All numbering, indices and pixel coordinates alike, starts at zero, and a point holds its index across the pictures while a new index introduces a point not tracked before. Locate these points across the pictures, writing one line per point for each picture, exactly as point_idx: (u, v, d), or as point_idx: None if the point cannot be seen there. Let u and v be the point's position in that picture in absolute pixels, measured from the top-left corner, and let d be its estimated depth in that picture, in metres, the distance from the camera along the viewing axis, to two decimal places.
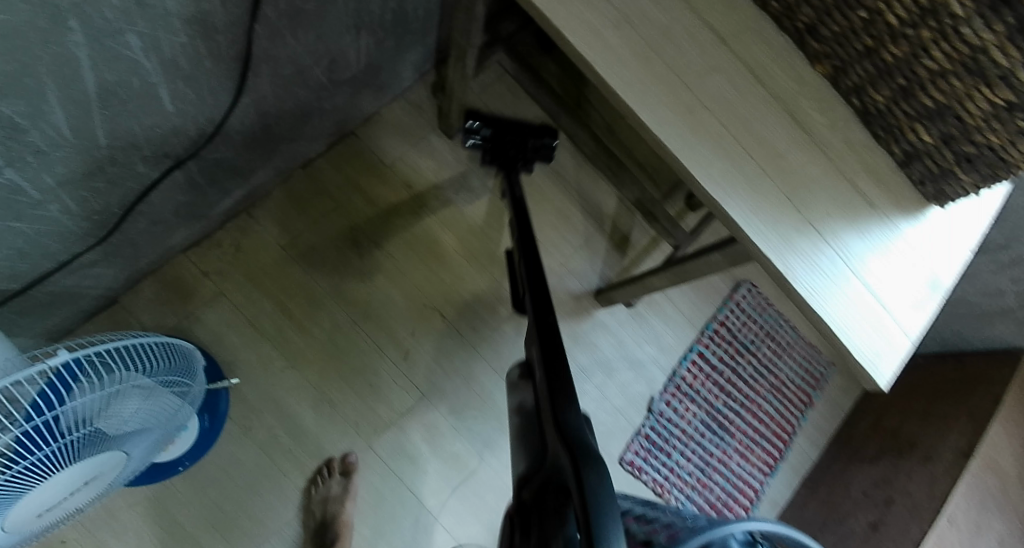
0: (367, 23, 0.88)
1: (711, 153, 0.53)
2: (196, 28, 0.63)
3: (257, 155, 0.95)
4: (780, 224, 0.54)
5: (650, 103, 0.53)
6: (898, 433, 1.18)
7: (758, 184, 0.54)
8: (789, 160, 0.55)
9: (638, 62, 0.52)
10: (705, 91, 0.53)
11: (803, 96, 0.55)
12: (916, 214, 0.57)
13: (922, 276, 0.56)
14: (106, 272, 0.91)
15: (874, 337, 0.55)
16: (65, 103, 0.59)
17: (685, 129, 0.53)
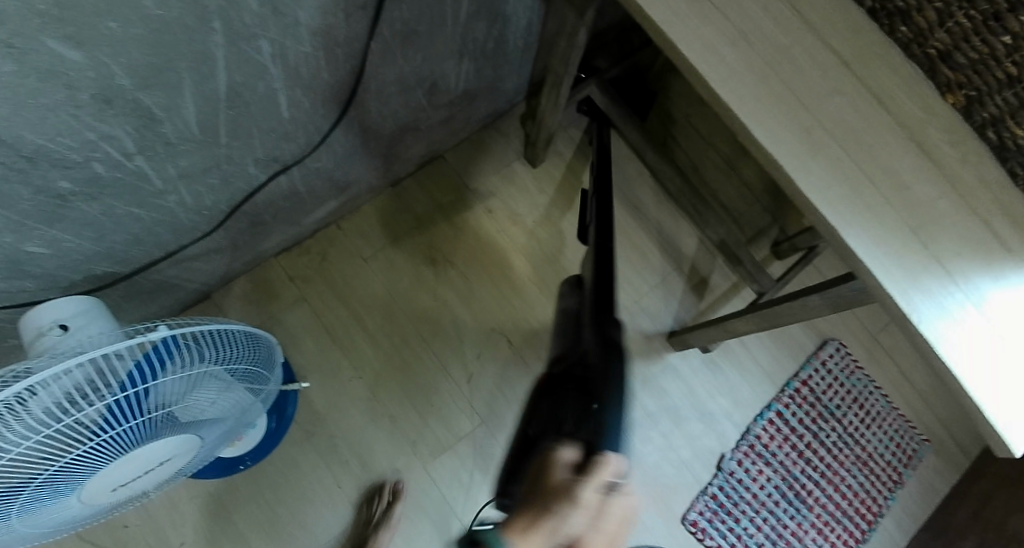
0: (472, 50, 0.91)
1: (829, 175, 0.51)
2: (319, 39, 0.67)
3: (353, 168, 0.99)
4: (903, 259, 0.50)
5: (765, 120, 0.52)
6: (1004, 526, 1.05)
7: (880, 213, 0.51)
8: (914, 192, 0.52)
9: (757, 81, 0.52)
10: (826, 113, 0.52)
11: (933, 126, 0.53)
12: None
13: None
14: (206, 266, 0.97)
15: (1005, 392, 0.49)
16: (196, 100, 0.64)
17: (802, 150, 0.52)
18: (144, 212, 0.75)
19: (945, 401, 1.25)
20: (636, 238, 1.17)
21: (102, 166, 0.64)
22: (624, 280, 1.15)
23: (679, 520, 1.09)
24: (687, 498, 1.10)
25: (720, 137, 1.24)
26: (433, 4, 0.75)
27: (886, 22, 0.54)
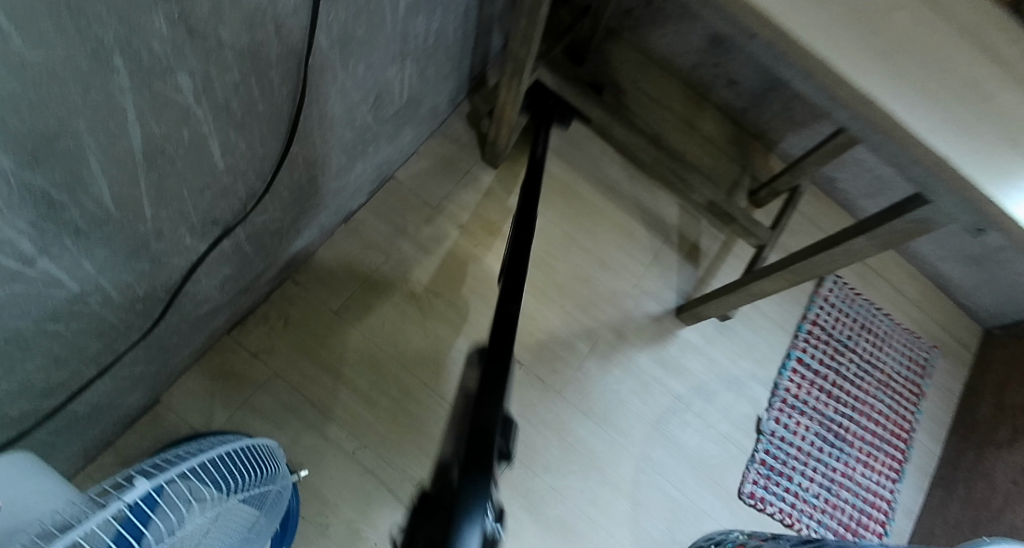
0: (412, 50, 0.79)
1: (926, 103, 0.41)
2: (248, 63, 0.54)
3: (301, 212, 0.84)
4: (1003, 167, 0.42)
5: (838, 51, 0.40)
6: None
7: (980, 131, 0.42)
8: (1002, 100, 0.43)
9: (817, 6, 0.41)
10: (897, 31, 0.42)
11: (988, 26, 0.45)
12: None
13: None
14: (150, 367, 0.79)
15: None
16: (107, 168, 0.48)
17: (890, 78, 0.41)
18: (63, 326, 0.58)
19: (936, 306, 1.27)
20: (618, 219, 1.10)
21: None
22: (617, 265, 1.08)
23: (737, 497, 1.02)
24: (738, 472, 1.04)
25: (670, 96, 1.18)
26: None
27: None
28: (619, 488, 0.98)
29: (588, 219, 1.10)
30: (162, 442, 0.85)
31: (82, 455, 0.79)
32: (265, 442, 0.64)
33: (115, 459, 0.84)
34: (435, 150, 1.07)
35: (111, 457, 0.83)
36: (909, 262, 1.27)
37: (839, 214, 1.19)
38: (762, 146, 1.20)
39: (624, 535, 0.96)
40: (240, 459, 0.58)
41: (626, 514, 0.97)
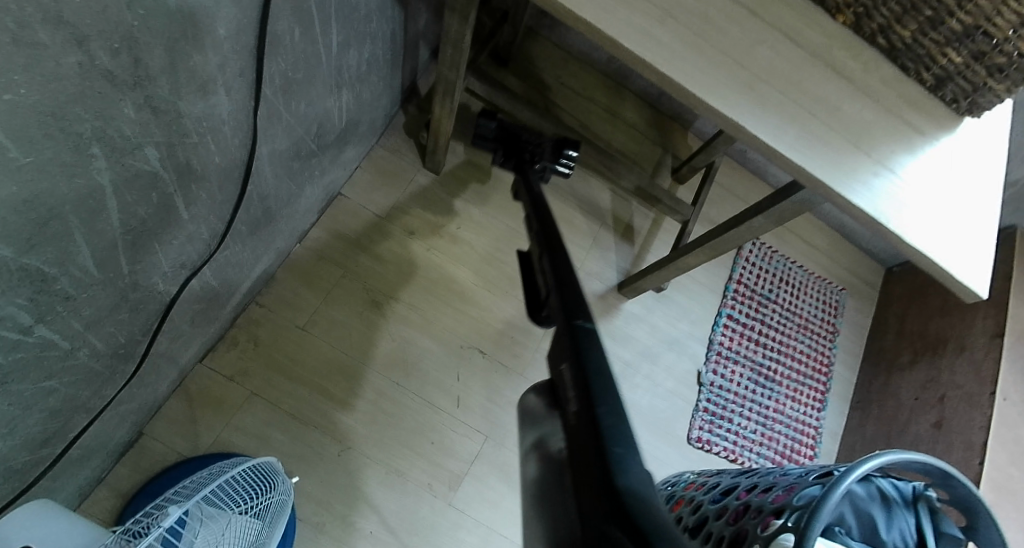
0: (347, 79, 0.85)
1: (782, 123, 0.56)
2: (205, 125, 0.59)
3: (259, 241, 0.89)
4: (844, 163, 0.57)
5: (715, 89, 0.54)
6: (925, 335, 1.25)
7: (828, 139, 0.57)
8: (846, 110, 0.58)
9: (695, 52, 0.54)
10: (759, 64, 0.56)
11: (836, 47, 0.59)
12: (952, 128, 0.61)
13: (968, 178, 0.60)
14: (133, 404, 0.83)
15: (948, 247, 0.57)
16: (89, 238, 0.53)
17: (753, 106, 0.55)
18: (57, 381, 0.62)
19: (842, 252, 1.43)
20: (556, 209, 1.20)
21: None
22: None
23: (687, 443, 1.15)
24: (686, 421, 1.17)
25: (592, 88, 1.27)
26: (304, 47, 0.69)
27: None
28: None
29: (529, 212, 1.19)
30: (151, 474, 0.89)
31: (77, 494, 0.83)
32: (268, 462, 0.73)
33: (108, 492, 0.87)
34: (378, 162, 1.13)
35: (104, 493, 0.87)
36: (816, 215, 1.42)
37: (752, 181, 1.32)
38: (679, 126, 1.32)
39: None
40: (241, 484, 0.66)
41: None
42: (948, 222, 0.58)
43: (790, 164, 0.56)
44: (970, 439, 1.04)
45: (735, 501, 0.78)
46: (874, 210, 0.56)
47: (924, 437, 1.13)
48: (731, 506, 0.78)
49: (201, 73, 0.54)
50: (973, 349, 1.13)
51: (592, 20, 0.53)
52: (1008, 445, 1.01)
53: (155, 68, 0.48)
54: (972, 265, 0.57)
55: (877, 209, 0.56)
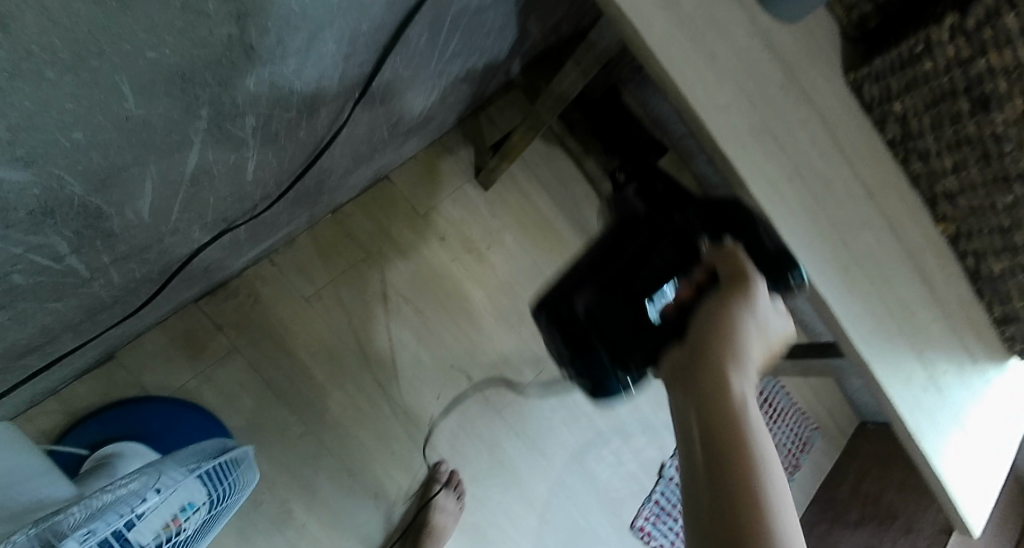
0: (442, 83, 0.82)
1: (864, 311, 0.57)
2: (307, 104, 0.56)
3: (299, 207, 0.85)
4: (902, 367, 0.58)
5: (817, 257, 0.56)
6: (879, 499, 1.28)
7: (897, 341, 0.58)
8: (920, 318, 0.60)
9: (809, 215, 0.55)
10: (858, 247, 0.57)
11: (929, 252, 0.61)
12: (1001, 362, 0.64)
13: (1001, 425, 0.62)
14: (120, 330, 0.79)
15: (968, 488, 0.59)
16: (157, 186, 0.50)
17: (844, 287, 0.57)
18: (63, 304, 0.58)
19: (827, 391, 1.46)
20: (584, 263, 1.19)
21: (23, 276, 0.47)
22: None
23: (628, 528, 1.16)
24: (634, 507, 1.17)
25: None
26: (423, 52, 0.66)
27: (900, 155, 0.59)
28: (532, 506, 1.09)
29: (559, 257, 1.18)
30: (111, 398, 0.86)
31: (31, 402, 0.78)
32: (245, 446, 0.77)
33: (60, 407, 0.83)
34: (431, 158, 1.10)
35: (56, 406, 0.83)
36: None
37: None
38: None
39: (527, 546, 1.07)
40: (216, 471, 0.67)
41: (533, 528, 1.08)
42: (979, 468, 0.60)
43: (855, 352, 0.57)
44: None
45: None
46: (921, 437, 0.58)
47: None
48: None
49: (328, 59, 0.51)
50: (918, 533, 1.17)
51: (730, 152, 0.53)
52: None
53: (292, 50, 0.46)
54: (979, 509, 0.60)
55: (922, 437, 0.58)
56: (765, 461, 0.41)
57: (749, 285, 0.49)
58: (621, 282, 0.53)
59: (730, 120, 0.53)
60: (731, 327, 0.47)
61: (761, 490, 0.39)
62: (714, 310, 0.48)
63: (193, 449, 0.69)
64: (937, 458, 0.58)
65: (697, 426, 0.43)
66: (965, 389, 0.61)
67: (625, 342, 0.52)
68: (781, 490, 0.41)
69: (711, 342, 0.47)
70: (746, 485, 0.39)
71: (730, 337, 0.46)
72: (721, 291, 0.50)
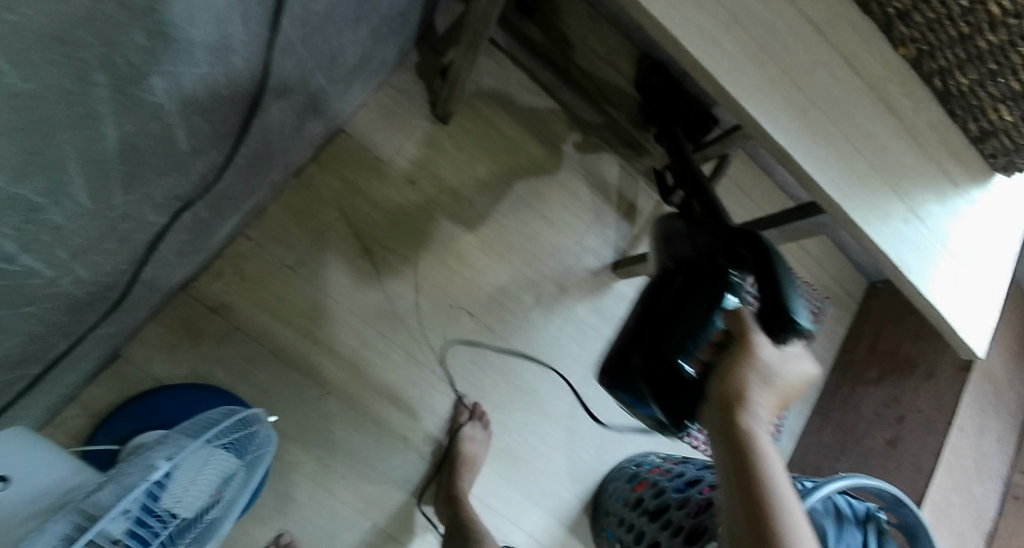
0: (366, 15, 0.79)
1: (827, 157, 0.53)
2: (217, 55, 0.54)
3: (256, 173, 0.84)
4: (878, 206, 0.55)
5: (769, 109, 0.50)
6: (897, 351, 1.30)
7: (867, 180, 0.55)
8: (890, 151, 0.56)
9: (754, 66, 0.50)
10: (814, 89, 0.52)
11: (892, 80, 0.57)
12: (983, 181, 0.61)
13: (990, 239, 0.61)
14: (110, 329, 0.79)
15: (962, 309, 0.58)
16: (84, 168, 0.49)
17: (801, 136, 0.52)
18: (36, 308, 0.58)
19: (828, 259, 1.46)
20: (565, 179, 1.18)
21: None
22: (561, 222, 1.17)
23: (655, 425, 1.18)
24: None
25: (613, 54, 1.25)
26: None
27: None
28: (558, 422, 1.11)
29: (537, 176, 1.16)
30: (126, 396, 0.88)
31: (48, 411, 0.81)
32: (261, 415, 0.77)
33: (81, 411, 0.86)
34: (386, 102, 1.07)
35: (76, 411, 0.85)
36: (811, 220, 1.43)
37: (760, 175, 1.30)
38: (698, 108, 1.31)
39: (561, 460, 1.10)
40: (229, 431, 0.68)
41: (563, 443, 1.11)
42: (974, 289, 0.59)
43: (827, 202, 0.54)
44: (919, 462, 1.13)
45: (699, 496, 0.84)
46: (909, 270, 0.56)
47: (878, 450, 1.20)
48: (693, 499, 0.85)
49: (219, 1, 0.49)
50: (941, 375, 1.20)
51: (656, 12, 0.48)
52: (954, 471, 1.12)
53: None
54: (977, 326, 0.59)
55: (910, 270, 0.56)
56: (782, 526, 0.47)
57: (749, 348, 0.53)
58: (659, 348, 0.62)
59: None
60: (734, 385, 0.52)
61: (782, 537, 0.47)
62: (720, 374, 0.54)
63: (218, 414, 0.69)
64: (924, 285, 0.57)
65: (728, 503, 0.50)
66: (951, 213, 0.59)
67: (676, 397, 0.62)
68: (794, 522, 0.48)
69: (719, 404, 0.53)
70: (758, 532, 0.47)
71: (738, 397, 0.52)
72: (727, 356, 0.54)
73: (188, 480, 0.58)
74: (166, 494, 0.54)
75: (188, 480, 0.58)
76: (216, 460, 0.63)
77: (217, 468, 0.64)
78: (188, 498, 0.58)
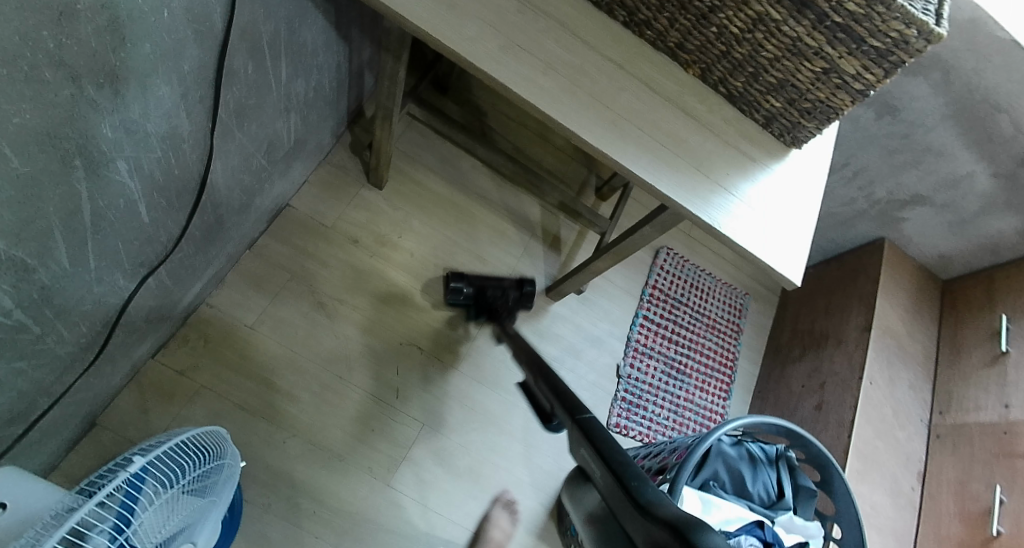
0: (295, 104, 0.96)
1: (638, 151, 0.70)
2: (168, 142, 0.70)
3: (210, 244, 0.98)
4: (688, 182, 0.72)
5: (585, 123, 0.68)
6: (812, 331, 1.45)
7: (676, 164, 0.72)
8: (691, 143, 0.73)
9: (568, 94, 0.68)
10: (619, 105, 0.71)
11: (687, 93, 0.76)
12: (780, 156, 0.79)
13: (793, 196, 0.78)
14: (87, 394, 0.90)
15: (775, 251, 0.74)
16: (66, 235, 0.63)
17: (615, 139, 0.69)
18: (27, 363, 0.70)
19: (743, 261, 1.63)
20: (492, 221, 1.34)
21: None
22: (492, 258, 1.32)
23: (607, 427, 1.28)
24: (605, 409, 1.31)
25: (522, 112, 1.45)
26: (256, 78, 0.80)
27: (636, 31, 0.74)
28: (513, 436, 1.21)
29: (465, 220, 1.32)
30: (105, 459, 0.97)
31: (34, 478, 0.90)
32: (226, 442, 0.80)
33: (62, 478, 0.94)
34: (324, 175, 1.23)
35: (60, 478, 0.94)
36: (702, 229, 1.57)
37: None
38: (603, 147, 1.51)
39: (520, 471, 1.19)
40: (183, 450, 0.69)
41: (521, 455, 1.20)
42: (781, 235, 0.75)
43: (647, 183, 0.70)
44: (841, 417, 1.25)
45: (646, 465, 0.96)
46: (728, 231, 0.72)
47: (808, 417, 1.32)
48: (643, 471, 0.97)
49: (167, 102, 0.65)
50: (847, 341, 1.34)
51: (486, 67, 0.66)
52: (873, 420, 1.23)
53: (130, 97, 0.60)
54: (790, 262, 0.74)
55: (729, 231, 0.72)
56: None
57: None
58: None
59: (478, 45, 0.66)
60: None
61: None
62: None
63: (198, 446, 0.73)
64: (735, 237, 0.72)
65: None
66: (751, 182, 0.76)
67: None
68: None
69: None
70: None
71: None
72: None
73: (155, 511, 0.61)
74: (140, 519, 0.57)
75: (156, 510, 0.61)
76: (181, 501, 0.67)
77: (178, 509, 0.66)
78: (155, 528, 0.60)
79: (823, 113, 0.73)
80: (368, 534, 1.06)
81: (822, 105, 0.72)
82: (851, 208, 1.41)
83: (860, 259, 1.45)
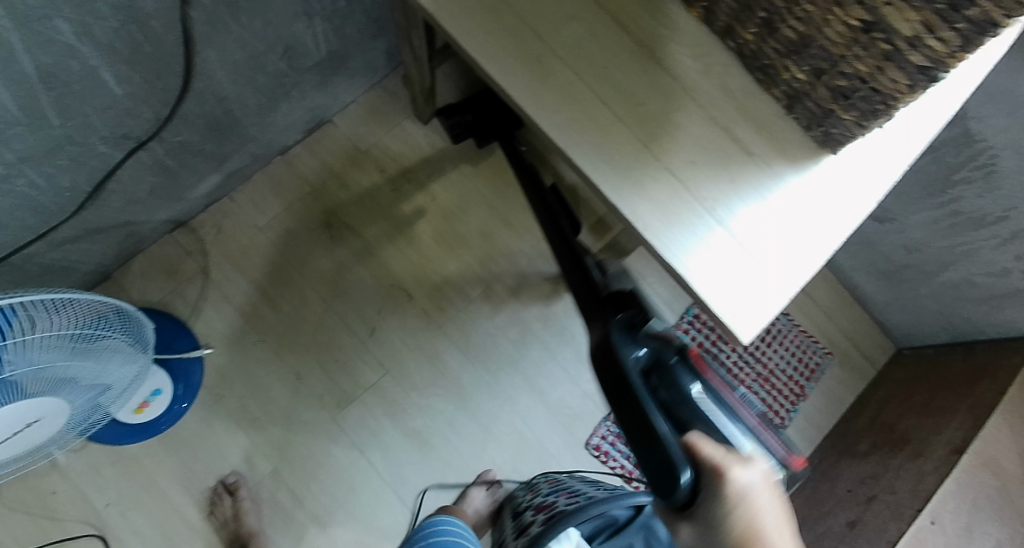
0: (317, 11, 0.92)
1: (559, 102, 0.57)
2: (126, 13, 0.69)
3: (220, 137, 1.00)
4: (624, 160, 0.56)
5: (499, 55, 0.58)
6: (894, 427, 1.12)
7: (612, 129, 0.57)
8: (650, 108, 0.57)
9: (491, 13, 0.58)
10: (559, 40, 0.58)
11: (675, 40, 0.58)
12: (804, 165, 0.57)
13: (801, 229, 0.55)
14: (89, 248, 0.99)
15: (733, 294, 0.54)
16: (9, 84, 0.65)
17: (534, 78, 0.57)
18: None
19: (841, 313, 1.32)
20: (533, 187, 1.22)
21: None
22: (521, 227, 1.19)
23: (582, 446, 1.13)
24: (590, 426, 1.14)
25: None
26: None
27: None
28: (478, 419, 1.12)
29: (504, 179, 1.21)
30: None
31: None
32: (142, 312, 0.86)
33: None
34: (374, 99, 1.21)
35: None
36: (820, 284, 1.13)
37: None
38: None
39: (473, 457, 1.10)
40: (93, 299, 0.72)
41: (479, 440, 1.11)
42: (751, 278, 0.54)
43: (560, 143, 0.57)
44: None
45: (561, 504, 0.81)
46: (687, 275, 0.54)
47: (835, 532, 1.02)
48: (554, 507, 0.82)
49: None
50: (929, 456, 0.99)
51: None
52: None
53: None
54: (749, 311, 0.54)
55: (688, 270, 0.54)
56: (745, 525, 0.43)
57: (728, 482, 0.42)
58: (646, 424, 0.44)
59: None
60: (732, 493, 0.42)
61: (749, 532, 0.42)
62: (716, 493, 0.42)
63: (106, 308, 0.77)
64: (680, 262, 0.54)
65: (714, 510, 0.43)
66: (742, 201, 0.56)
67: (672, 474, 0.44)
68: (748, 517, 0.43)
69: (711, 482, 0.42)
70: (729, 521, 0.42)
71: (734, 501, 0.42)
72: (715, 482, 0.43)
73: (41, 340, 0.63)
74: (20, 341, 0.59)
75: (41, 341, 0.63)
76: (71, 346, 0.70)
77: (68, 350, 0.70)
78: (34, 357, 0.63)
79: (865, 102, 0.48)
80: (303, 459, 1.07)
81: (862, 86, 0.47)
82: (1002, 282, 1.00)
83: (992, 355, 1.07)
